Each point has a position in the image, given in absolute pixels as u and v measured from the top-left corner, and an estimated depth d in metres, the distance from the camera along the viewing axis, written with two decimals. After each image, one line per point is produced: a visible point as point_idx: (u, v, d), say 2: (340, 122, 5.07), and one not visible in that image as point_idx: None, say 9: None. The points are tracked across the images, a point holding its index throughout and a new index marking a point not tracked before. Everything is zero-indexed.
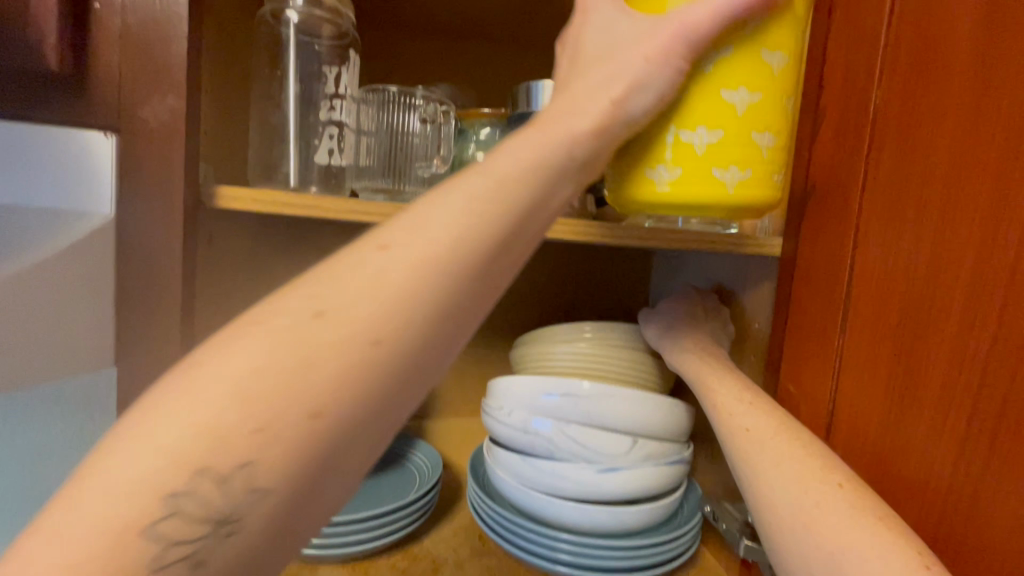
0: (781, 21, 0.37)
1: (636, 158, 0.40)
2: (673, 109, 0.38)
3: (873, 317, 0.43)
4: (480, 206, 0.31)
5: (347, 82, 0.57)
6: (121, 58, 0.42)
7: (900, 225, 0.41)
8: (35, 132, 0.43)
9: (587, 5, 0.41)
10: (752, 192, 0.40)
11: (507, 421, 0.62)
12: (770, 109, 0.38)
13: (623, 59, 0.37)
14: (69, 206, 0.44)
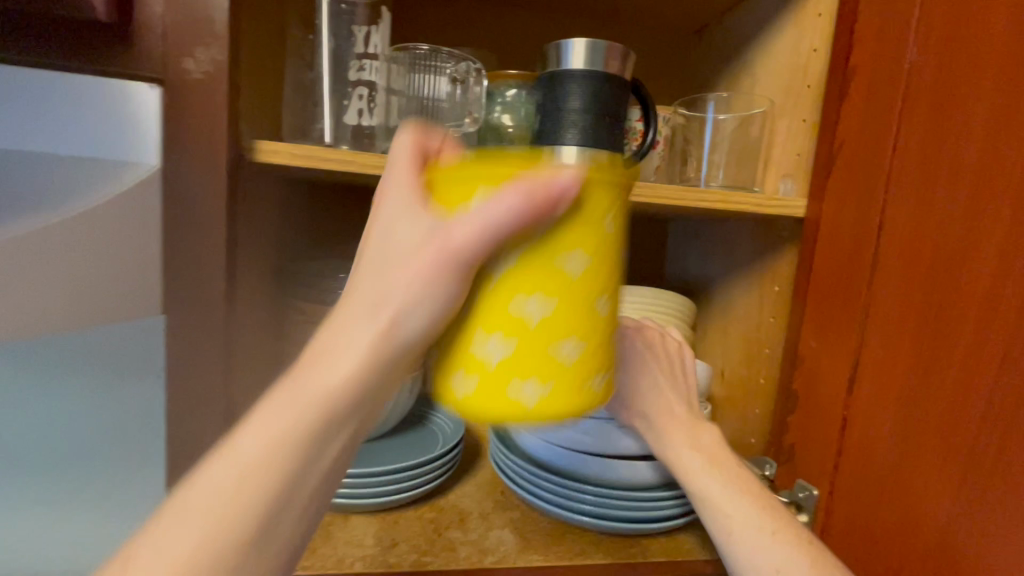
0: (572, 221, 0.31)
1: (442, 356, 0.34)
2: (466, 316, 0.33)
3: (903, 271, 0.47)
4: (280, 441, 0.30)
5: (377, 41, 0.57)
6: (165, 10, 0.44)
7: (931, 184, 0.45)
8: (75, 82, 0.42)
9: (389, 173, 0.34)
10: (569, 400, 0.34)
11: None
12: (576, 310, 0.32)
13: (391, 293, 0.31)
14: (113, 156, 0.44)
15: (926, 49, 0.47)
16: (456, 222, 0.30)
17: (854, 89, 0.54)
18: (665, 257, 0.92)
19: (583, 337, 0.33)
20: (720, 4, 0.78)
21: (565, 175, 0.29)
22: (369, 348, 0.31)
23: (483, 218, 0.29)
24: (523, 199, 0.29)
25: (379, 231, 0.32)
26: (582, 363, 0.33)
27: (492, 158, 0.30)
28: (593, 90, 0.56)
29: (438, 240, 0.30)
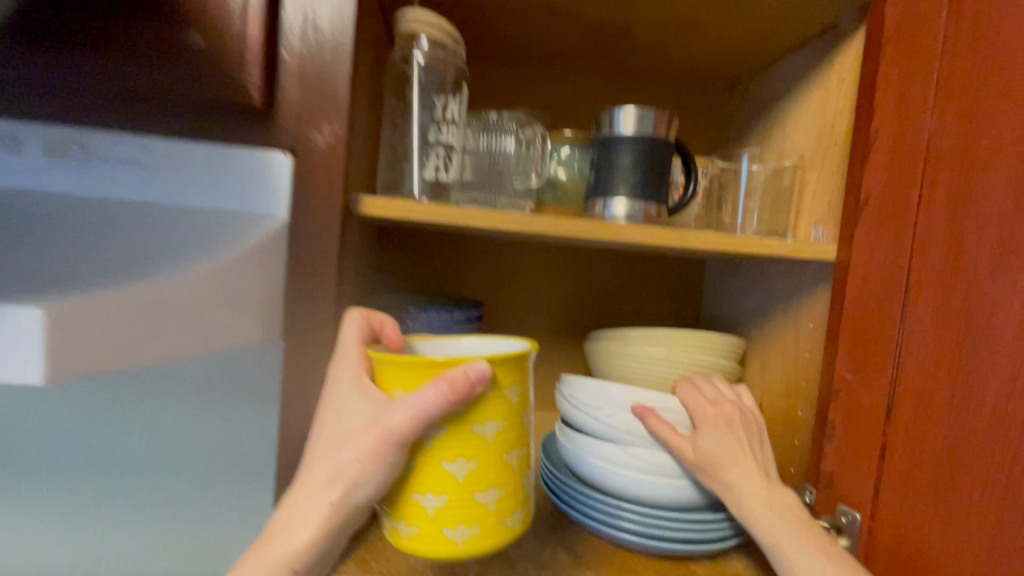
0: (485, 404, 0.47)
1: (394, 507, 0.49)
2: (407, 479, 0.48)
3: (936, 312, 0.53)
4: (305, 529, 0.48)
5: (454, 110, 0.67)
6: (300, 96, 0.54)
7: (966, 205, 0.52)
8: (230, 153, 0.53)
9: (333, 377, 0.52)
10: (488, 536, 0.49)
11: (580, 407, 0.70)
12: (491, 471, 0.48)
13: (345, 460, 0.47)
14: (252, 211, 0.54)
15: (947, 119, 0.54)
16: (395, 409, 0.46)
17: (876, 150, 0.61)
18: (700, 295, 0.99)
19: (497, 486, 0.49)
20: (750, 66, 0.87)
21: (480, 365, 0.44)
22: (338, 496, 0.47)
23: (407, 415, 0.45)
24: (443, 393, 0.44)
25: (343, 416, 0.49)
26: (497, 505, 0.49)
27: (423, 363, 0.46)
28: (642, 149, 0.65)
29: (386, 420, 0.46)
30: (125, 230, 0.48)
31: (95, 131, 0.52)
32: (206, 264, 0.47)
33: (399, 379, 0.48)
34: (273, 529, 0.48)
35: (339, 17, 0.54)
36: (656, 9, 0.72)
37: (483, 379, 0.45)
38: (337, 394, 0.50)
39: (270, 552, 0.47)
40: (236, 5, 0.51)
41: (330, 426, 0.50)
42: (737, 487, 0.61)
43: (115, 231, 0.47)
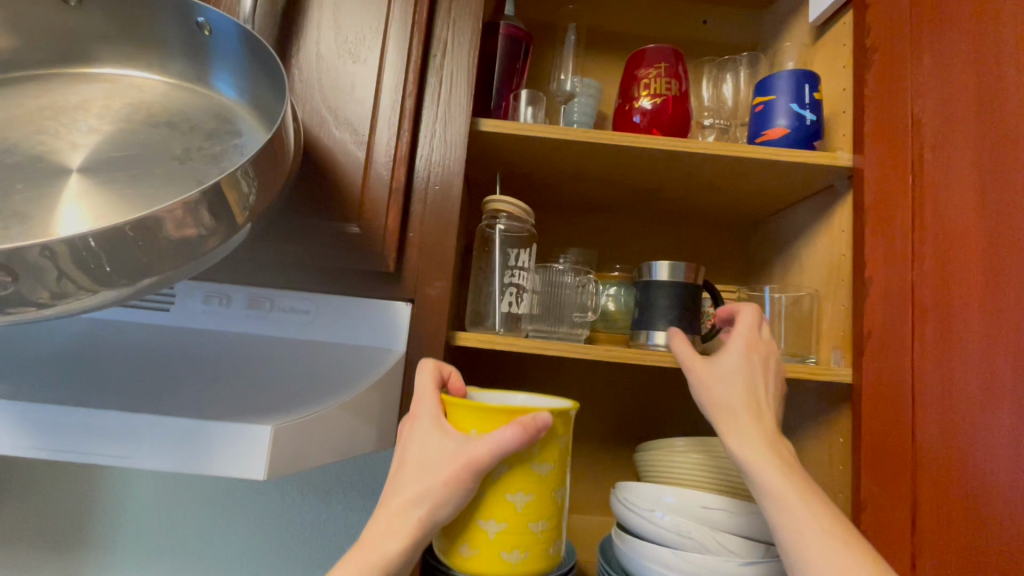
0: (547, 444, 0.55)
1: (456, 531, 0.55)
2: (472, 509, 0.54)
3: (942, 423, 0.63)
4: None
5: (523, 259, 0.86)
6: (418, 261, 0.75)
7: (947, 318, 0.64)
8: (369, 304, 0.74)
9: (414, 419, 0.57)
10: (533, 563, 0.55)
11: (636, 511, 0.82)
12: (543, 504, 0.55)
13: (428, 486, 0.51)
14: (381, 345, 0.73)
15: (921, 265, 0.69)
16: (477, 443, 0.52)
17: (873, 291, 0.76)
18: None
19: (547, 519, 0.56)
20: (767, 212, 1.05)
21: (546, 414, 0.53)
22: (424, 515, 0.51)
23: (487, 448, 0.51)
24: (516, 434, 0.51)
25: (425, 451, 0.54)
26: (545, 534, 0.56)
27: (497, 410, 0.54)
28: (677, 293, 0.81)
29: (467, 449, 0.52)
30: (303, 363, 0.67)
31: (280, 290, 0.74)
32: (359, 386, 0.65)
33: (474, 420, 0.55)
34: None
35: (447, 204, 0.76)
36: (681, 176, 0.92)
37: (547, 427, 0.53)
38: (417, 431, 0.56)
39: None
40: (381, 206, 0.74)
41: (413, 454, 0.54)
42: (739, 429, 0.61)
43: (296, 363, 0.67)
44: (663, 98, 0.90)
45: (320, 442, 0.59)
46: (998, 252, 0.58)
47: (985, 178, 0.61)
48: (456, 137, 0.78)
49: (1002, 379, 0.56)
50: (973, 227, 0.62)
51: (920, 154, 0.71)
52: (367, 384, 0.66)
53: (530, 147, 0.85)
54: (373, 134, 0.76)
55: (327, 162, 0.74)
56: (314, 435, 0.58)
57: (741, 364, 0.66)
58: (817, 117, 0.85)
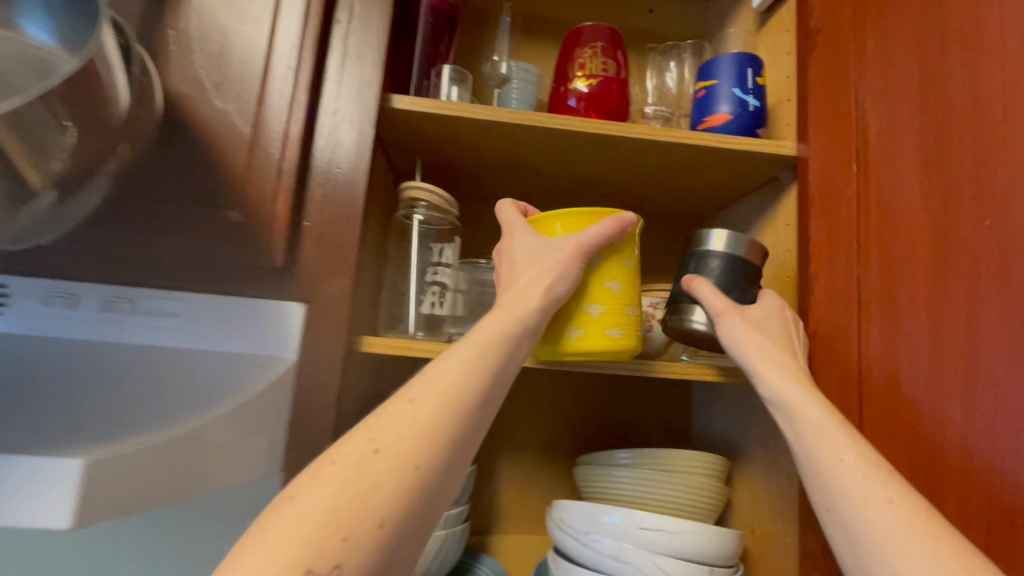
0: (629, 243, 0.66)
1: (564, 318, 0.63)
2: (576, 294, 0.63)
3: (892, 425, 0.58)
4: (470, 367, 0.51)
5: (449, 254, 0.77)
6: (314, 253, 0.64)
7: (894, 313, 0.59)
8: (254, 303, 0.62)
9: (511, 231, 0.65)
10: (631, 342, 0.64)
11: (570, 533, 0.75)
12: (633, 292, 0.65)
13: (543, 268, 0.60)
14: (267, 353, 0.62)
15: (867, 258, 0.63)
16: (584, 232, 0.62)
17: (817, 289, 0.71)
18: (688, 412, 1.05)
19: (636, 305, 0.66)
20: (710, 208, 1.00)
21: (632, 214, 0.65)
22: (550, 286, 0.59)
23: (596, 233, 0.62)
24: (614, 226, 0.63)
25: (531, 248, 0.63)
26: (637, 317, 0.65)
27: (590, 212, 0.64)
28: (727, 271, 0.69)
29: (575, 240, 0.62)
30: (156, 379, 0.57)
31: (145, 287, 0.61)
32: (216, 411, 0.55)
33: (569, 224, 0.64)
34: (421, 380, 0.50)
35: (351, 188, 0.66)
36: (622, 165, 0.85)
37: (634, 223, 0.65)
38: (518, 237, 0.64)
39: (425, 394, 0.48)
40: (269, 187, 0.63)
41: (523, 252, 0.63)
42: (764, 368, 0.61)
43: (149, 380, 0.57)
44: (599, 80, 0.84)
45: (149, 479, 0.50)
46: (946, 240, 0.54)
47: (929, 162, 0.57)
48: (363, 112, 0.68)
49: (950, 378, 0.51)
50: (920, 214, 0.57)
51: (865, 140, 0.66)
52: (230, 407, 0.56)
53: (453, 128, 0.76)
54: (263, 105, 0.65)
55: (206, 136, 0.63)
56: (144, 471, 0.50)
57: (771, 316, 0.67)
58: (761, 103, 0.80)
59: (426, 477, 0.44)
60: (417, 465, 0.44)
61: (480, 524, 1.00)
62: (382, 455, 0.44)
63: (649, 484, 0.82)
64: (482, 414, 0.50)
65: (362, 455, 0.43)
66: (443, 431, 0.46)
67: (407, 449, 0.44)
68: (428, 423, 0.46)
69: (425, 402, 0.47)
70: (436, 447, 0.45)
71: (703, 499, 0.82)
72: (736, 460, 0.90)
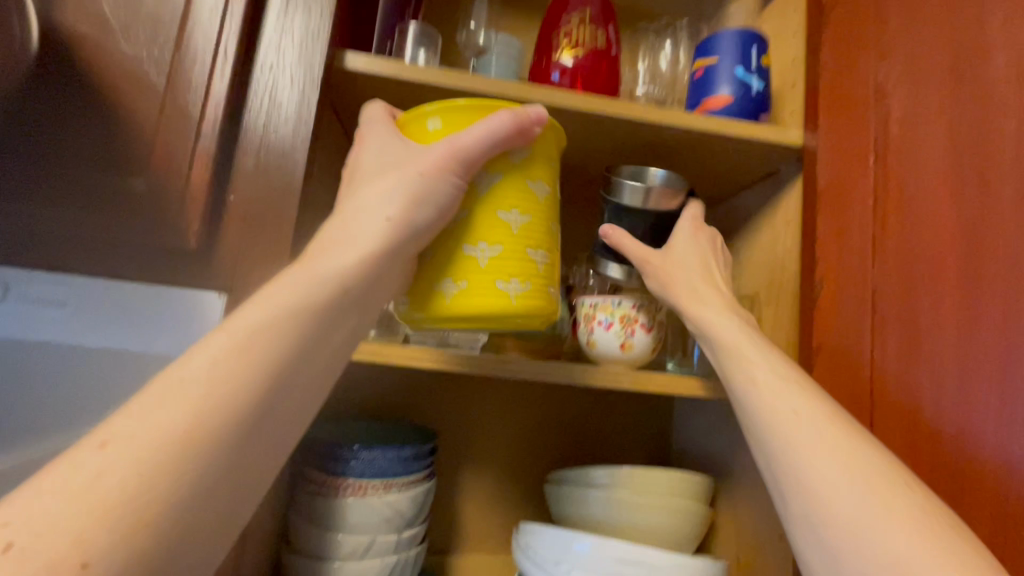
0: (536, 158, 0.48)
1: (442, 264, 0.47)
2: (462, 227, 0.47)
3: (909, 451, 0.50)
4: (242, 357, 0.33)
5: None
6: (243, 233, 0.54)
7: (915, 324, 0.51)
8: (163, 293, 0.51)
9: (365, 136, 0.48)
10: (536, 300, 0.47)
11: (536, 562, 0.67)
12: (542, 229, 0.48)
13: (392, 181, 0.43)
14: (176, 354, 0.50)
15: (883, 268, 0.55)
16: (461, 134, 0.45)
17: (824, 295, 0.63)
18: (670, 423, 0.98)
19: (545, 248, 0.48)
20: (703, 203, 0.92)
21: (539, 107, 0.46)
22: (397, 214, 0.42)
23: (480, 134, 0.44)
24: (507, 120, 0.45)
25: (382, 154, 0.46)
26: (547, 268, 0.48)
27: (474, 104, 0.47)
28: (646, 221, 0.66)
29: (446, 145, 0.44)
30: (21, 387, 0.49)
31: (24, 269, 0.50)
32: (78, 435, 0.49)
33: (464, 123, 0.47)
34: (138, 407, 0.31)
35: (287, 160, 0.55)
36: (607, 149, 0.76)
37: (542, 122, 0.46)
38: (372, 143, 0.47)
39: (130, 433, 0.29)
40: (185, 152, 0.52)
41: (375, 160, 0.46)
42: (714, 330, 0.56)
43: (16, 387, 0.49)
44: (587, 51, 0.74)
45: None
46: (977, 258, 0.46)
47: (960, 166, 0.48)
48: (306, 67, 0.57)
49: (980, 404, 0.43)
50: (947, 227, 0.49)
51: (884, 129, 0.58)
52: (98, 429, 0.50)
53: (418, 96, 0.66)
54: (180, 50, 0.53)
55: (101, 84, 0.51)
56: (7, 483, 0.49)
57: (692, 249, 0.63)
58: (766, 86, 0.71)
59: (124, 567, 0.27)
60: (85, 557, 0.26)
61: (439, 543, 0.90)
62: (18, 552, 0.25)
63: (619, 507, 0.74)
64: (242, 457, 0.32)
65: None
66: (136, 495, 0.28)
67: (63, 539, 0.26)
68: (117, 481, 0.28)
69: (122, 447, 0.29)
70: (128, 520, 0.27)
71: (673, 532, 0.75)
72: (721, 479, 0.82)
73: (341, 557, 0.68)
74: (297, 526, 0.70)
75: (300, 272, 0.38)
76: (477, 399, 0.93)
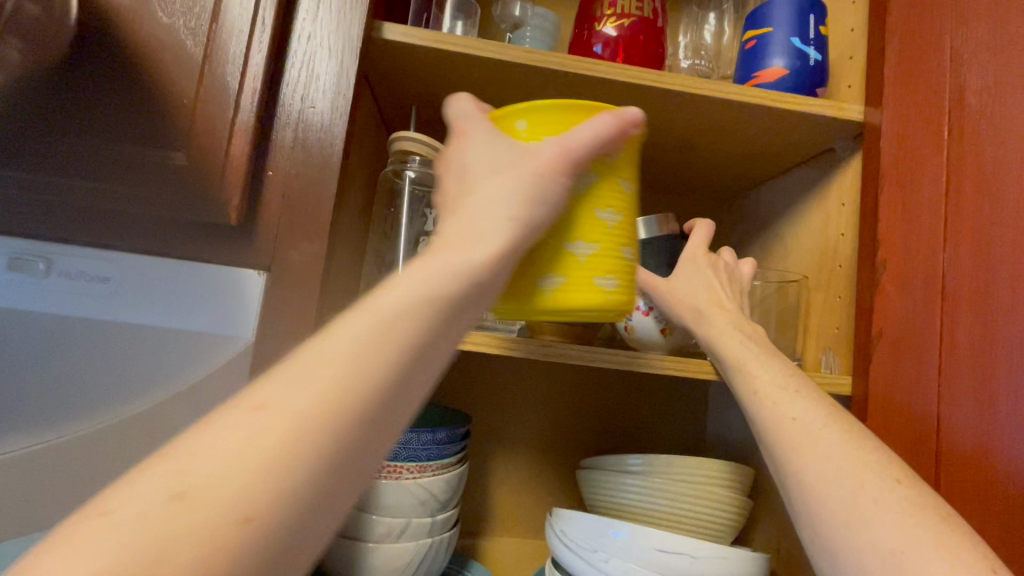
0: (629, 157, 0.43)
1: (536, 260, 0.42)
2: (560, 224, 0.42)
3: (978, 444, 0.47)
4: (394, 327, 0.28)
5: None
6: (281, 208, 0.52)
7: (990, 312, 0.48)
8: (202, 270, 0.50)
9: (459, 130, 0.41)
10: (625, 299, 0.44)
11: (572, 548, 0.65)
12: (633, 228, 0.45)
13: (509, 181, 0.36)
14: (216, 331, 0.50)
15: (954, 251, 0.52)
16: (569, 133, 0.39)
17: (883, 279, 0.59)
18: (705, 411, 0.95)
19: (632, 246, 0.45)
20: (745, 184, 0.88)
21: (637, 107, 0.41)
22: (519, 214, 0.35)
23: (594, 131, 0.38)
24: (612, 119, 0.39)
25: (481, 152, 0.39)
26: (635, 266, 0.45)
27: (571, 105, 0.41)
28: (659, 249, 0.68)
29: (556, 145, 0.38)
30: (60, 363, 0.48)
31: (65, 244, 0.49)
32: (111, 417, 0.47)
33: (552, 124, 0.41)
34: (309, 356, 0.26)
35: (326, 135, 0.53)
36: (650, 126, 0.73)
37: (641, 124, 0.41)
38: (468, 139, 0.40)
39: (288, 393, 0.25)
40: (224, 124, 0.50)
41: (477, 160, 0.38)
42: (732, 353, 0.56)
43: (53, 364, 0.48)
44: (631, 22, 0.71)
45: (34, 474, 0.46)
46: None
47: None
48: (345, 37, 0.55)
49: None
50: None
51: (958, 102, 0.54)
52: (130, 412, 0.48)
53: (456, 69, 0.64)
54: (218, 18, 0.51)
55: (138, 53, 0.49)
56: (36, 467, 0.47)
57: (693, 271, 0.63)
58: (823, 58, 0.67)
59: (279, 535, 0.22)
60: (251, 517, 0.22)
61: (468, 526, 0.90)
62: (183, 501, 0.21)
63: (652, 497, 0.73)
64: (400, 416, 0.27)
65: (148, 502, 0.21)
66: (302, 457, 0.23)
67: (223, 496, 0.21)
68: (276, 442, 0.23)
69: (280, 414, 0.24)
70: None
71: (705, 523, 0.73)
72: (760, 470, 0.80)
73: (376, 538, 0.68)
74: None
75: (425, 263, 0.31)
76: (508, 384, 0.92)
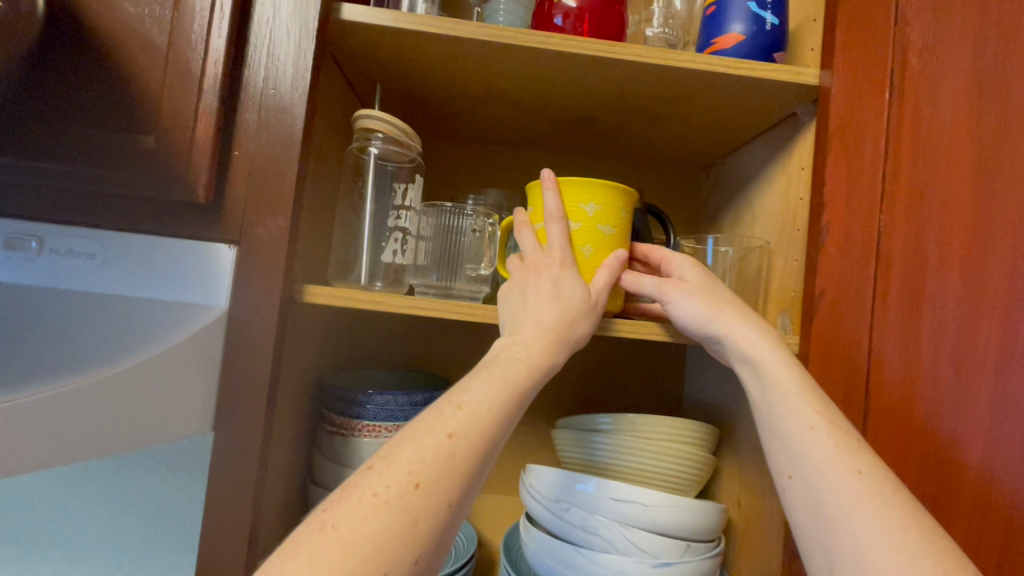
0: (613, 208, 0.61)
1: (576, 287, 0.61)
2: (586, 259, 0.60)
3: (907, 374, 0.52)
4: (501, 388, 0.47)
5: (411, 196, 0.69)
6: (248, 187, 0.56)
7: (920, 254, 0.52)
8: (176, 245, 0.55)
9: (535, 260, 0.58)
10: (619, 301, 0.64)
11: (540, 501, 0.69)
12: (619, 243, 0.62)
13: (567, 313, 0.55)
14: (193, 301, 0.55)
15: (889, 202, 0.55)
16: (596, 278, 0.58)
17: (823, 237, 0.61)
18: (680, 374, 0.98)
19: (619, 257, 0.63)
20: (717, 151, 0.89)
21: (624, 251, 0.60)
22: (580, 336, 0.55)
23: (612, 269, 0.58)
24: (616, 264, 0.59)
25: (552, 280, 0.56)
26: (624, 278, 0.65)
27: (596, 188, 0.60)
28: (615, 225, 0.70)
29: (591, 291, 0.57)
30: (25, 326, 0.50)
31: (55, 223, 0.54)
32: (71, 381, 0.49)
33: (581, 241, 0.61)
34: (455, 405, 0.45)
35: (287, 115, 0.57)
36: (612, 97, 0.74)
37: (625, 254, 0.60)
38: (541, 267, 0.57)
39: (457, 423, 0.43)
40: (189, 108, 0.54)
41: (548, 291, 0.56)
42: (744, 354, 0.55)
43: (27, 331, 0.51)
44: None
45: None
46: (988, 189, 0.48)
47: (978, 112, 0.49)
48: (302, 21, 0.57)
49: (985, 318, 0.47)
50: (961, 181, 0.50)
51: (901, 64, 0.55)
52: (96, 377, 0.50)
53: (416, 48, 0.66)
54: (181, 7, 0.54)
55: (109, 45, 0.53)
56: None
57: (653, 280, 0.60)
58: (780, 22, 0.67)
59: (459, 508, 0.40)
60: (452, 501, 0.40)
61: None
62: (422, 489, 0.39)
63: (630, 455, 0.76)
64: (504, 439, 0.45)
65: (399, 490, 0.38)
66: (471, 459, 0.42)
67: (445, 488, 0.40)
68: (464, 454, 0.42)
69: (465, 439, 0.42)
70: None
71: (676, 479, 0.77)
72: (723, 428, 0.84)
73: None
74: (317, 462, 0.74)
75: (512, 361, 0.50)
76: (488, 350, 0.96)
